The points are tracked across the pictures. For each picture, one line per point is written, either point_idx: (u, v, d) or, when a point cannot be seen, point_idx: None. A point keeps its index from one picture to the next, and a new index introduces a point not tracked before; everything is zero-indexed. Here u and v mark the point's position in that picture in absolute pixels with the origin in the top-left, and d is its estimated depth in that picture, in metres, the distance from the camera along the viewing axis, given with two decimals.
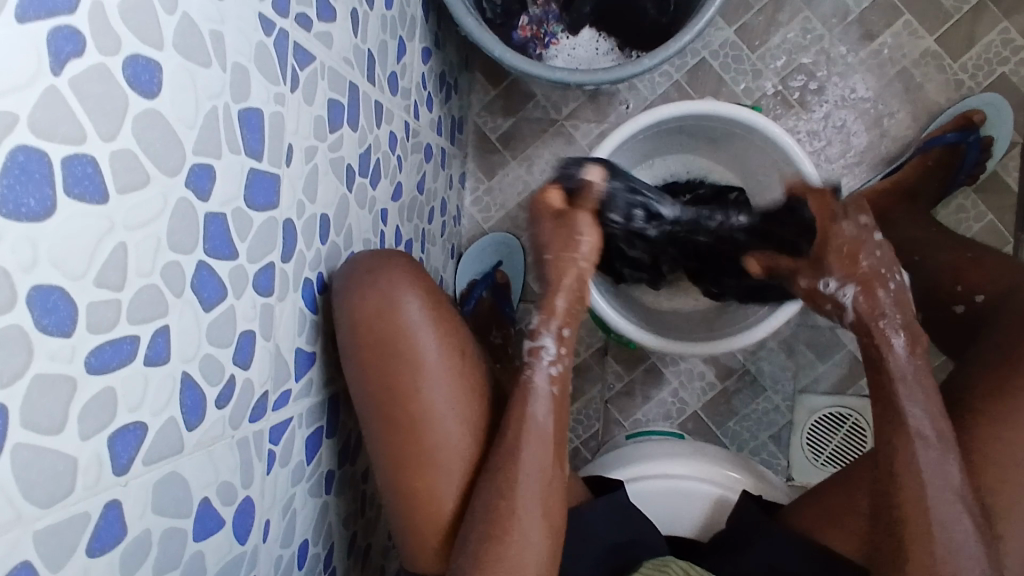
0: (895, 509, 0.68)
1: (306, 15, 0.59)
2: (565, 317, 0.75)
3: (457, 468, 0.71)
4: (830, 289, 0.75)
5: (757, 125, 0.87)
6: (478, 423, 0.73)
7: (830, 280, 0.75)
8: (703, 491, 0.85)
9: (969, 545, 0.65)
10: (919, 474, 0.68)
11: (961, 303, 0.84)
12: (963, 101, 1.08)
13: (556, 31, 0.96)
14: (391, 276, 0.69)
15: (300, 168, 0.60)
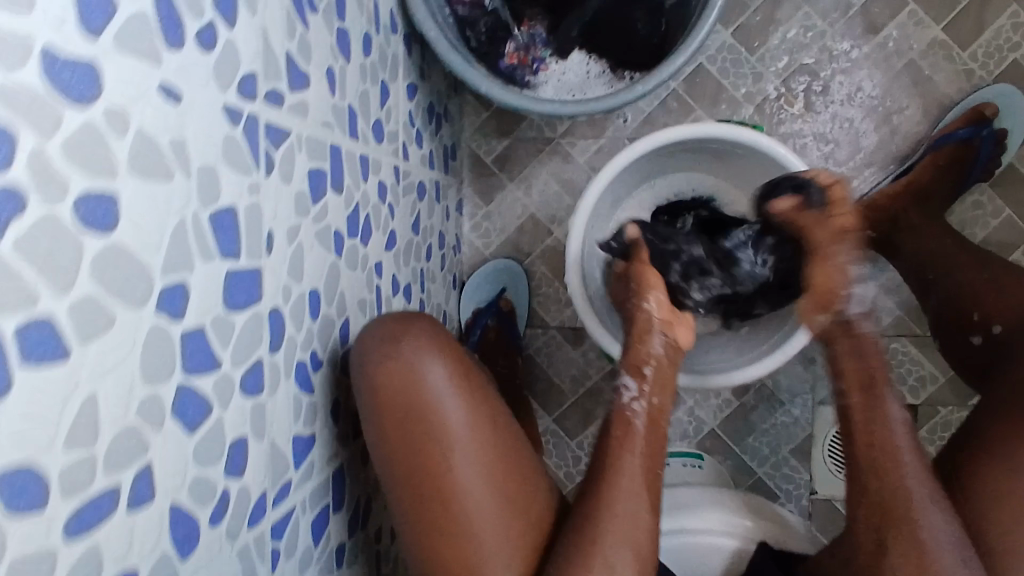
0: (892, 540, 0.70)
1: (276, 90, 0.56)
2: (658, 375, 0.80)
3: (501, 546, 0.67)
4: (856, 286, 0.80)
5: (763, 147, 0.84)
6: (524, 488, 0.70)
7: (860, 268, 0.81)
8: (723, 545, 0.83)
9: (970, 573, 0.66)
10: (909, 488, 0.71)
11: (978, 334, 0.84)
12: (973, 94, 1.03)
13: (545, 56, 0.93)
14: (412, 349, 0.68)
15: (283, 251, 0.57)
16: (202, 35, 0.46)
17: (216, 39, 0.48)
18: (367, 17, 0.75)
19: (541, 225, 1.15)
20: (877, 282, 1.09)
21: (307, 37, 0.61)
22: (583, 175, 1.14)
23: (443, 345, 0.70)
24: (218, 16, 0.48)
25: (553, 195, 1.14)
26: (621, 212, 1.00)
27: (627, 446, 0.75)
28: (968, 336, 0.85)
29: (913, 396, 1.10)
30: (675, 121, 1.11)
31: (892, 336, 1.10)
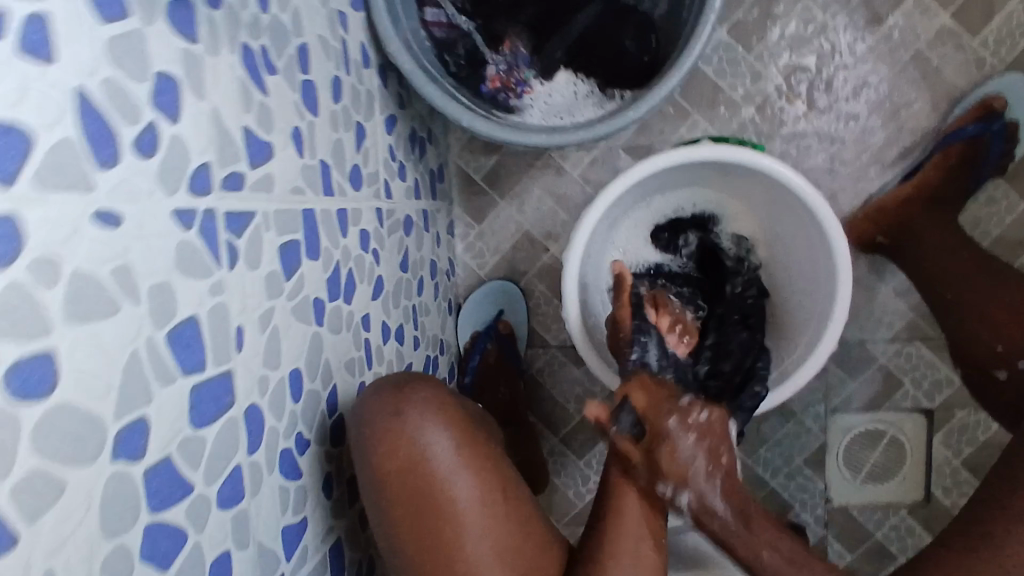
0: None
1: (235, 173, 0.52)
2: (688, 474, 0.72)
3: None
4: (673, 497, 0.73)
5: (762, 168, 0.79)
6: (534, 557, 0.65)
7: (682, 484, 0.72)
8: None
9: None
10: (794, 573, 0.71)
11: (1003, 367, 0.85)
12: (981, 86, 0.98)
13: (528, 78, 0.87)
14: (416, 415, 0.63)
15: (256, 343, 0.54)
16: (140, 142, 0.42)
17: (159, 142, 0.43)
18: (335, 60, 0.70)
19: (537, 243, 1.11)
20: (888, 285, 1.06)
21: (266, 105, 0.57)
22: (577, 189, 1.09)
23: (445, 409, 0.65)
24: (159, 114, 0.44)
25: (547, 211, 1.10)
26: (618, 233, 0.96)
27: (627, 486, 0.73)
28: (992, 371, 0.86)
29: (928, 399, 1.08)
30: (671, 127, 1.06)
31: (905, 340, 1.07)
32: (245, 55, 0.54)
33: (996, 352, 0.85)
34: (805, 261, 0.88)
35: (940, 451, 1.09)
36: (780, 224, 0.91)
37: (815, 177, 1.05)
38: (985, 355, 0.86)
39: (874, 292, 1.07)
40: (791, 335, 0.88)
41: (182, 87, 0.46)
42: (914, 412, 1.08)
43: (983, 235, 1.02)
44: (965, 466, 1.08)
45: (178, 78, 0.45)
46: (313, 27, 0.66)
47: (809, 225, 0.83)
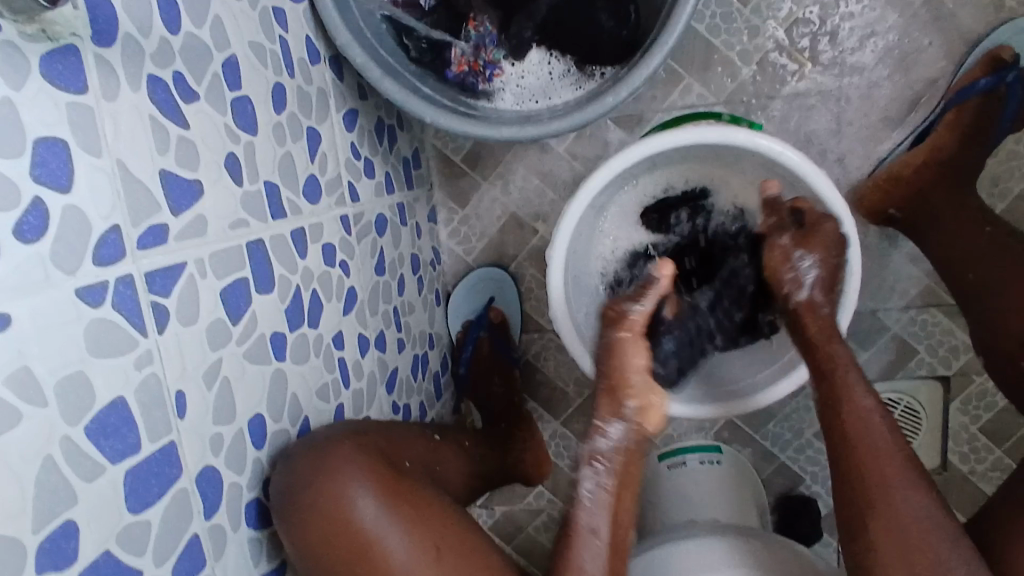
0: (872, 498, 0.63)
1: (154, 227, 0.47)
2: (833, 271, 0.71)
3: None
4: (803, 265, 0.71)
5: (761, 149, 0.72)
6: None
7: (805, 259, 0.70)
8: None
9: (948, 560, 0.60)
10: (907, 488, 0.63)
11: None
12: (985, 39, 0.90)
13: (497, 59, 0.79)
14: (334, 475, 0.57)
15: (203, 402, 0.51)
16: (22, 226, 0.37)
17: (49, 218, 0.39)
18: (273, 66, 0.64)
19: (525, 224, 1.05)
20: (903, 251, 1.00)
21: (187, 139, 0.51)
22: (564, 166, 1.02)
23: (366, 463, 0.60)
24: (43, 188, 0.39)
25: (534, 190, 1.03)
26: (606, 219, 0.89)
27: (576, 547, 0.65)
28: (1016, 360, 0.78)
29: (944, 366, 1.02)
30: (662, 94, 0.98)
31: (921, 307, 1.01)
32: (154, 89, 0.48)
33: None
34: None
35: (957, 418, 1.04)
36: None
37: (820, 140, 0.97)
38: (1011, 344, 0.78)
39: (886, 257, 1.01)
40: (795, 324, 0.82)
41: (71, 150, 0.41)
42: (929, 380, 1.03)
43: (1003, 194, 0.95)
44: (983, 432, 1.04)
45: (65, 140, 0.41)
46: (242, 34, 0.59)
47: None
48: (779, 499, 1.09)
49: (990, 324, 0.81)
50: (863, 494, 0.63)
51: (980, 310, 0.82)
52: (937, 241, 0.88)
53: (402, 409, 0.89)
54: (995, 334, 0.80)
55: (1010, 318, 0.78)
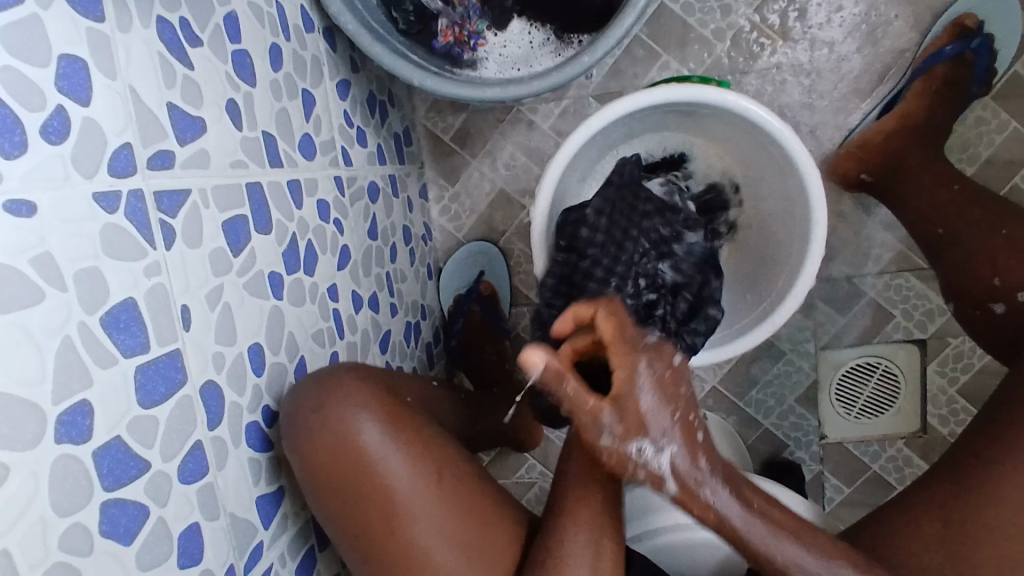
0: None
1: (161, 153, 0.51)
2: (683, 407, 0.58)
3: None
4: (644, 454, 0.57)
5: (730, 104, 0.76)
6: (482, 521, 0.66)
7: (642, 443, 0.56)
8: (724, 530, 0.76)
9: None
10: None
11: (999, 302, 0.81)
12: (949, 10, 0.95)
13: (481, 29, 0.85)
14: (341, 400, 0.63)
15: (206, 320, 0.54)
16: (47, 128, 0.41)
17: (70, 125, 0.43)
18: (271, 27, 0.68)
19: (513, 200, 1.09)
20: (874, 218, 1.04)
21: (192, 79, 0.55)
22: (550, 142, 1.06)
23: (372, 394, 0.66)
24: (65, 98, 0.43)
25: (522, 166, 1.08)
26: (590, 185, 0.94)
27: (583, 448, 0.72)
28: (988, 305, 0.83)
29: (920, 329, 1.06)
30: (642, 70, 1.03)
31: (894, 271, 1.05)
32: (162, 28, 0.52)
33: (993, 288, 0.82)
34: (781, 199, 0.85)
35: (935, 380, 1.07)
36: (757, 164, 0.88)
37: (792, 111, 1.01)
38: (980, 291, 0.83)
39: (860, 224, 1.05)
40: (770, 278, 0.86)
41: (90, 69, 0.45)
42: (906, 342, 1.07)
43: (972, 158, 0.99)
44: (961, 394, 1.07)
45: (84, 59, 0.45)
46: None
47: (784, 163, 0.81)
48: (765, 465, 1.12)
49: (964, 274, 0.85)
50: None
51: (946, 264, 0.88)
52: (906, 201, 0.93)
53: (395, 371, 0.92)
54: (967, 281, 0.85)
55: (981, 263, 0.83)
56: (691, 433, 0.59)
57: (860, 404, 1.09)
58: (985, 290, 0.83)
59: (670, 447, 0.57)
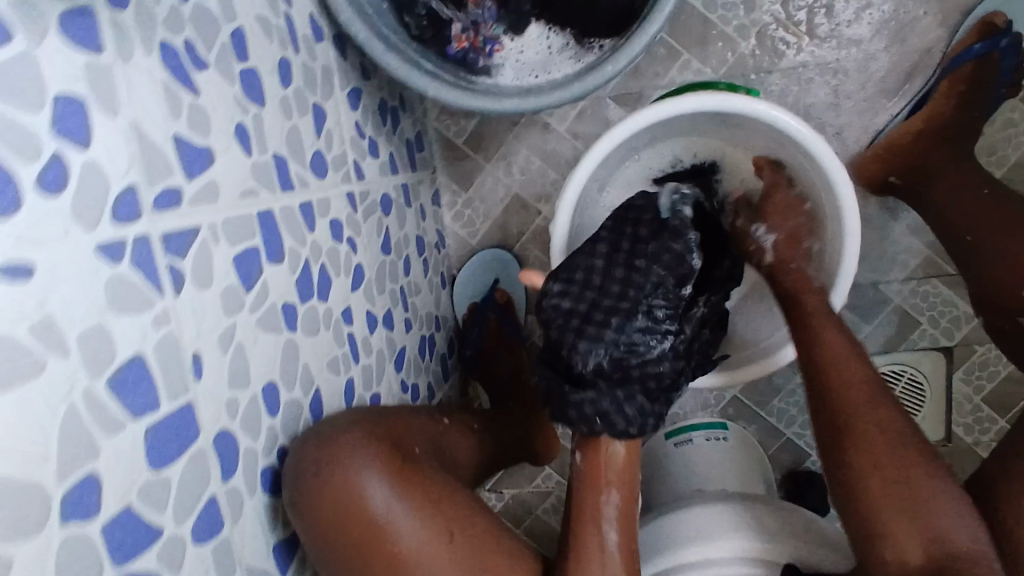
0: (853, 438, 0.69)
1: (168, 190, 0.48)
2: (796, 233, 0.81)
3: None
4: (759, 230, 0.83)
5: (760, 114, 0.72)
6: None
7: (760, 223, 0.83)
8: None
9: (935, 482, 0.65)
10: (890, 427, 0.69)
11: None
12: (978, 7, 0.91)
13: (497, 34, 0.81)
14: (346, 460, 0.60)
15: (219, 365, 0.52)
16: (44, 178, 0.38)
17: (69, 173, 0.40)
18: (279, 40, 0.64)
19: (528, 206, 1.06)
20: (902, 223, 1.00)
21: (199, 106, 0.52)
22: (566, 145, 1.03)
23: (378, 448, 0.63)
24: (64, 143, 0.40)
25: (536, 170, 1.04)
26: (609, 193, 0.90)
27: (604, 483, 0.65)
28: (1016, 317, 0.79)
29: (947, 337, 1.03)
30: (662, 70, 0.98)
31: (922, 278, 1.02)
32: (165, 55, 0.49)
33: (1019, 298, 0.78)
34: (811, 210, 0.82)
35: (960, 388, 1.05)
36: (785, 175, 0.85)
37: (819, 113, 0.97)
38: (1007, 300, 0.79)
39: (886, 230, 1.01)
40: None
41: (90, 108, 0.42)
42: (932, 350, 1.04)
43: (1000, 161, 0.95)
44: (986, 403, 1.05)
45: (83, 97, 0.41)
46: (249, 7, 0.60)
47: (816, 175, 0.78)
48: (786, 475, 1.10)
49: (987, 281, 0.82)
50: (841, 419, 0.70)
51: (975, 270, 0.83)
52: (931, 208, 0.88)
53: (411, 388, 0.89)
54: (993, 289, 0.81)
55: (1005, 272, 0.79)
56: (795, 241, 0.81)
57: None
58: (1012, 301, 0.78)
59: (777, 234, 0.81)
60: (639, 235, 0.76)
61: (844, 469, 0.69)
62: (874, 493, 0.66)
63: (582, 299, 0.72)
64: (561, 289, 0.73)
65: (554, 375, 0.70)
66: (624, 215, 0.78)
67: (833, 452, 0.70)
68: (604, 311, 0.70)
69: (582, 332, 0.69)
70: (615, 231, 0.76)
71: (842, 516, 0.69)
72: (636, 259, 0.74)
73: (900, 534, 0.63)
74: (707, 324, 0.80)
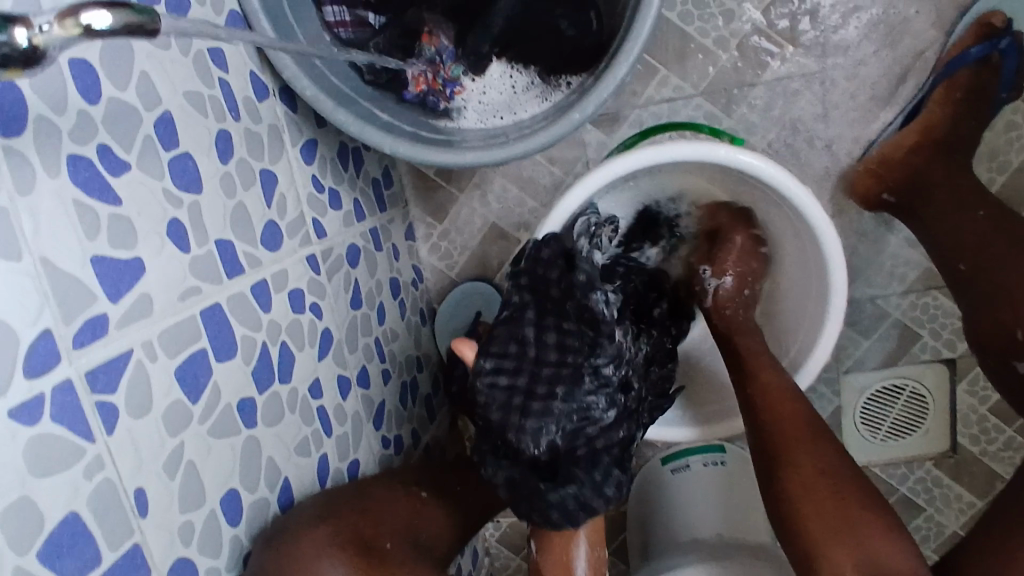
0: (786, 480, 0.70)
1: (93, 320, 0.44)
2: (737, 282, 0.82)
3: None
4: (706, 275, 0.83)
5: (744, 166, 0.68)
6: None
7: (707, 268, 0.83)
8: None
9: (868, 520, 0.66)
10: (824, 462, 0.70)
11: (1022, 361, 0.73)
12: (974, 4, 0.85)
13: (457, 75, 0.76)
14: (307, 561, 0.55)
15: (166, 493, 0.49)
16: None
17: None
18: (216, 112, 0.60)
19: (507, 234, 1.01)
20: (898, 235, 0.96)
21: (122, 215, 0.48)
22: (543, 171, 0.98)
23: (346, 541, 0.58)
24: None
25: (513, 198, 0.99)
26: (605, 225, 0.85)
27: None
28: (1010, 362, 0.74)
29: (950, 349, 0.99)
30: (639, 87, 0.93)
31: (922, 290, 0.97)
32: (76, 169, 0.44)
33: (1019, 342, 0.72)
34: (797, 260, 0.80)
35: (965, 400, 1.01)
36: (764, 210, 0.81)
37: (807, 126, 0.92)
38: (1006, 343, 0.74)
39: (883, 242, 0.97)
40: (775, 341, 0.84)
41: None
42: (934, 362, 1.00)
43: (1002, 167, 0.90)
44: (993, 413, 1.01)
45: None
46: (176, 86, 0.55)
47: (802, 231, 0.75)
48: None
49: (987, 320, 0.76)
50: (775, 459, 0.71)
51: (969, 304, 0.78)
52: (925, 228, 0.83)
53: (393, 442, 0.86)
54: (989, 325, 0.75)
55: (1003, 309, 0.73)
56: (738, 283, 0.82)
57: (888, 428, 1.02)
58: (1012, 344, 0.73)
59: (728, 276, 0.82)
60: (552, 297, 0.70)
61: (780, 501, 0.69)
62: (816, 538, 0.66)
63: (519, 372, 0.67)
64: (494, 367, 0.66)
65: (513, 468, 0.65)
66: (534, 272, 0.70)
67: (771, 485, 0.71)
68: (546, 382, 0.66)
69: (527, 410, 0.65)
70: (535, 289, 0.70)
71: (783, 543, 0.69)
72: (564, 320, 0.69)
73: (835, 560, 0.64)
74: (654, 361, 0.80)
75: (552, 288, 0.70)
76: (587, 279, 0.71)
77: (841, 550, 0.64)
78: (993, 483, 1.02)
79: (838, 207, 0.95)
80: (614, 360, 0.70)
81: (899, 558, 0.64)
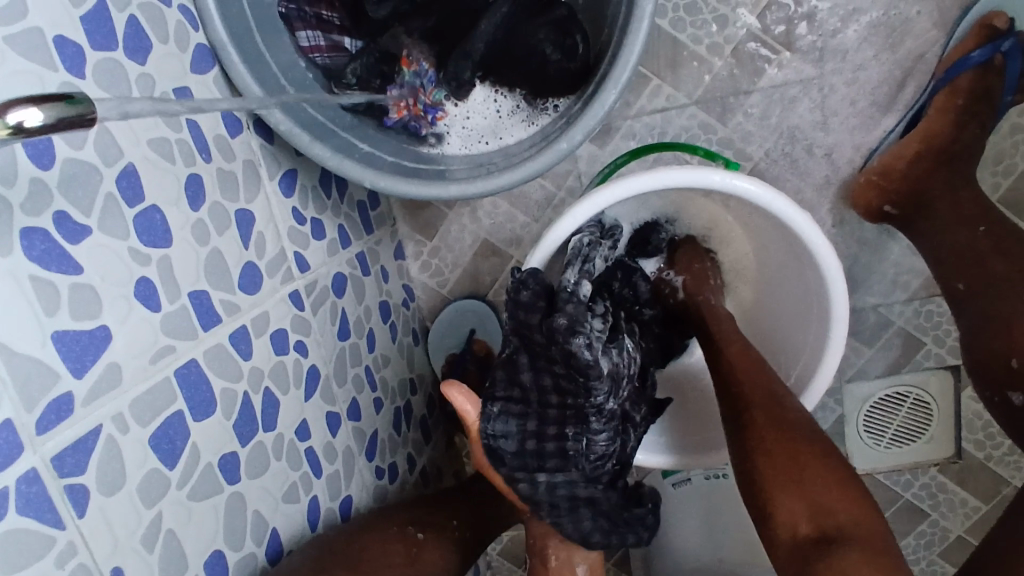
0: (751, 442, 0.65)
1: (55, 401, 0.42)
2: (698, 277, 0.83)
3: None
4: (670, 278, 0.86)
5: (741, 192, 0.65)
6: None
7: (670, 273, 0.86)
8: None
9: (832, 481, 0.61)
10: (791, 424, 0.65)
11: (1017, 391, 0.71)
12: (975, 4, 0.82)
13: (439, 99, 0.73)
14: None
15: (143, 567, 0.47)
16: None
17: None
18: (184, 157, 0.57)
19: (499, 250, 0.98)
20: (901, 242, 0.93)
21: (84, 284, 0.45)
22: (534, 185, 0.95)
23: None
24: None
25: (504, 213, 0.97)
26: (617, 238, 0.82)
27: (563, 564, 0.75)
28: (1006, 392, 0.72)
29: (955, 355, 0.97)
30: (631, 98, 0.90)
31: (925, 297, 0.95)
32: (30, 243, 0.42)
33: (1013, 370, 0.71)
34: (796, 277, 0.77)
35: (970, 406, 0.99)
36: (760, 229, 0.80)
37: (805, 134, 0.89)
38: (998, 372, 0.72)
39: (885, 250, 0.94)
40: (779, 358, 0.81)
41: None
42: (939, 369, 0.98)
43: (1007, 171, 0.87)
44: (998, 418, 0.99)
45: None
46: (139, 136, 0.52)
47: (800, 250, 0.72)
48: None
49: (979, 344, 0.74)
50: (741, 426, 0.67)
51: (965, 324, 0.76)
52: (928, 242, 0.80)
53: (387, 471, 0.84)
54: (982, 350, 0.74)
55: (999, 334, 0.72)
56: (700, 282, 0.83)
57: (891, 435, 1.01)
58: (1006, 372, 0.71)
59: (681, 276, 0.84)
60: (538, 340, 0.66)
61: (743, 454, 0.66)
62: (776, 498, 0.62)
63: (527, 415, 0.70)
64: (501, 412, 0.70)
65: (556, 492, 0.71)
66: (521, 323, 0.67)
67: (735, 439, 0.68)
68: (555, 424, 0.70)
69: (543, 453, 0.70)
70: (521, 335, 0.68)
71: (744, 495, 0.66)
72: (554, 363, 0.67)
73: (791, 512, 0.60)
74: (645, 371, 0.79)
75: (539, 334, 0.66)
76: (569, 323, 0.64)
77: (797, 509, 0.60)
78: (999, 488, 1.00)
79: (839, 215, 0.92)
80: (613, 387, 0.68)
81: (861, 511, 0.60)
